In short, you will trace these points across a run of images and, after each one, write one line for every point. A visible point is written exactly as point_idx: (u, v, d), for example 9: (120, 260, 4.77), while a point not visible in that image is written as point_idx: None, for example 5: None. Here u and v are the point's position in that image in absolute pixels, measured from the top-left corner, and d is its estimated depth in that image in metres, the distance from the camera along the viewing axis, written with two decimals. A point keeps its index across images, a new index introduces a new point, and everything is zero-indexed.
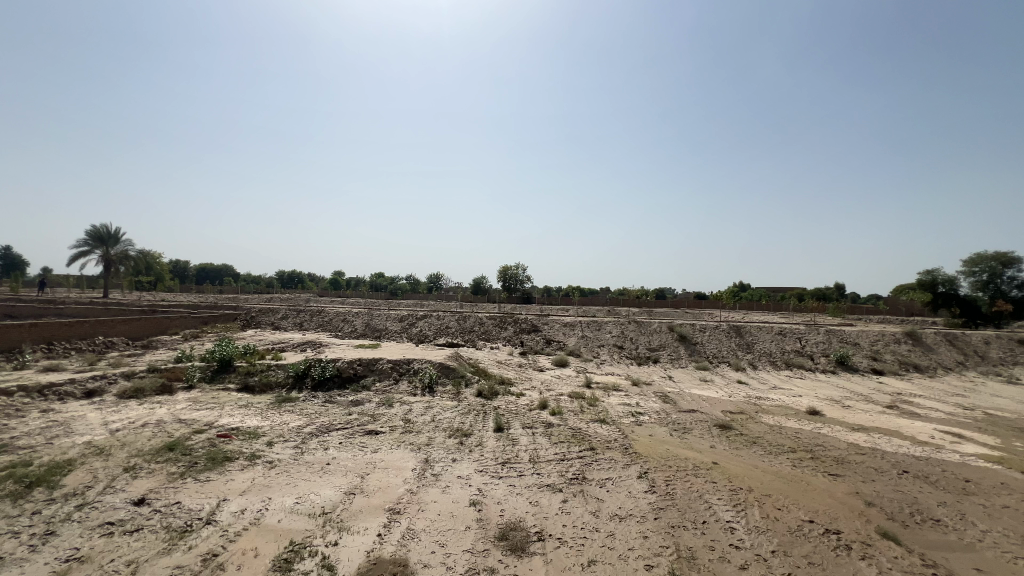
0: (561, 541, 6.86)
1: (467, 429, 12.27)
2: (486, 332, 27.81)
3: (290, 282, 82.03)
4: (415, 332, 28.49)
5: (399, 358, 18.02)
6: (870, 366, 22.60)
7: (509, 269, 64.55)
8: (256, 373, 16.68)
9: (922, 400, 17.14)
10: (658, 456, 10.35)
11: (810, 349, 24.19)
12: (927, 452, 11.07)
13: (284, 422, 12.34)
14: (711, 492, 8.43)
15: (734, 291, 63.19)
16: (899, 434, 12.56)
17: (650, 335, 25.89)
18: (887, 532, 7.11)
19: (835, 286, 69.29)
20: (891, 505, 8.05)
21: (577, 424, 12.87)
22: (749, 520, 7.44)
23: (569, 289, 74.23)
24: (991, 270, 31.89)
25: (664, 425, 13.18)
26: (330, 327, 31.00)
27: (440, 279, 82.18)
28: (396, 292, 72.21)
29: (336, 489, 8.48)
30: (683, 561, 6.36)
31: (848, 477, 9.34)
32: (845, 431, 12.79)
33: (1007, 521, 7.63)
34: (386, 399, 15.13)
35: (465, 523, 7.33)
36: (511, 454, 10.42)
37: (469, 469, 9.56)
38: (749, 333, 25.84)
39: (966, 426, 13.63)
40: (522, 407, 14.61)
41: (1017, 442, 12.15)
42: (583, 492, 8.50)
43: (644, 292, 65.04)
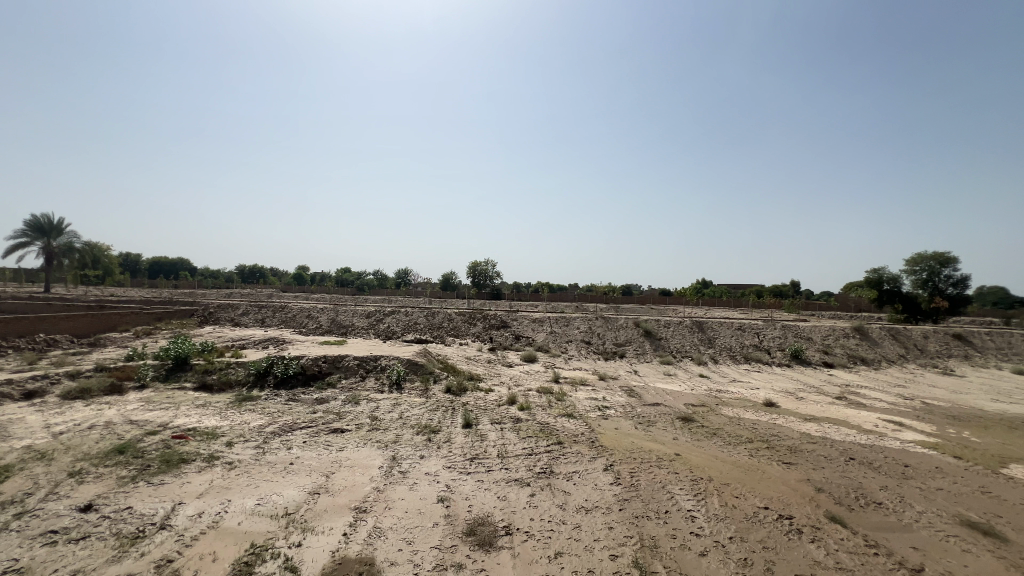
0: (528, 535, 6.93)
1: (435, 425, 12.22)
2: (455, 328, 27.66)
3: (251, 277, 79.01)
4: (382, 328, 28.05)
5: (366, 355, 17.72)
6: (821, 360, 23.81)
7: (480, 265, 64.72)
8: (214, 371, 16.06)
9: (867, 391, 18.25)
10: (623, 449, 10.61)
11: (767, 344, 25.27)
12: (872, 440, 11.80)
13: (245, 422, 11.93)
14: (674, 482, 8.73)
15: (697, 288, 65.03)
16: (846, 423, 13.33)
17: (617, 331, 26.41)
18: (834, 516, 7.54)
19: (792, 283, 72.59)
20: (839, 490, 8.54)
21: (545, 419, 13.02)
22: (709, 508, 7.73)
23: (538, 285, 74.53)
24: (930, 269, 34.44)
25: (630, 418, 13.50)
26: (294, 323, 30.12)
27: (409, 275, 81.22)
28: (364, 288, 70.73)
29: (300, 488, 8.29)
30: (646, 550, 6.55)
31: (799, 465, 9.85)
32: (798, 421, 13.45)
33: (942, 502, 8.21)
34: (352, 396, 14.87)
35: (432, 519, 7.31)
36: (479, 450, 10.45)
37: (437, 466, 9.53)
38: (710, 328, 26.75)
39: (906, 415, 14.59)
40: (491, 403, 14.67)
41: (951, 429, 13.10)
42: (550, 485, 8.62)
43: (611, 288, 66.07)
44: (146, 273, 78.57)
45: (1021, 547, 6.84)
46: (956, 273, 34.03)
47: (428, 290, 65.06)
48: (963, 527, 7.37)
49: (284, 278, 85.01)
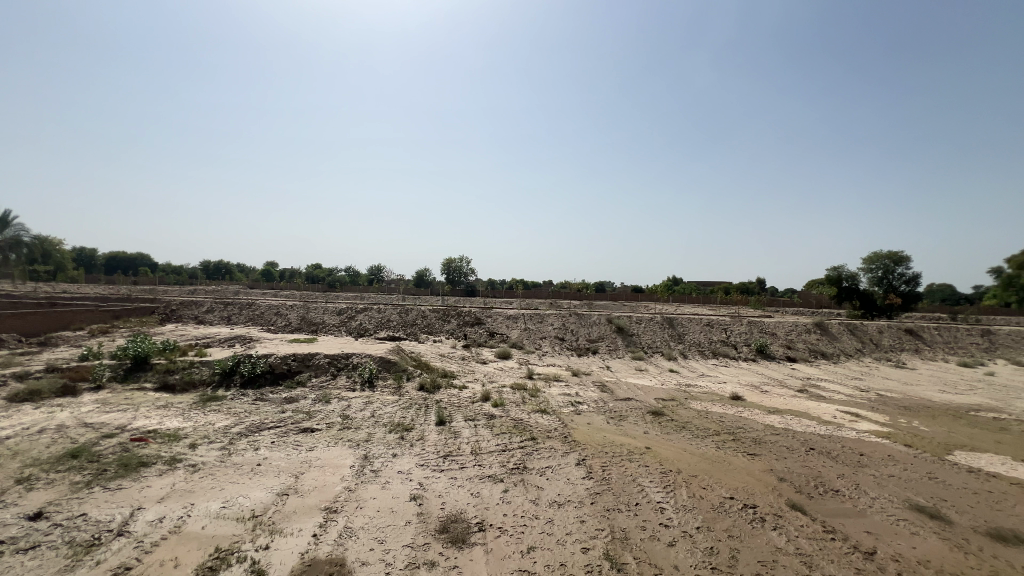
0: (501, 530, 6.97)
1: (408, 423, 12.11)
2: (429, 325, 27.45)
3: (216, 274, 76.28)
4: (354, 325, 27.55)
5: (337, 353, 17.39)
6: (784, 354, 24.71)
7: (454, 262, 64.63)
8: (176, 371, 15.46)
9: (827, 384, 19.06)
10: (595, 444, 10.76)
11: (734, 339, 26.04)
12: (830, 430, 12.34)
13: (210, 423, 11.55)
14: (644, 475, 8.92)
15: (668, 285, 66.34)
16: (807, 415, 13.90)
17: (590, 327, 26.72)
18: (795, 504, 7.86)
19: (757, 280, 75.07)
20: (800, 479, 8.91)
21: (518, 415, 13.08)
22: (678, 500, 7.94)
23: (513, 282, 74.64)
24: (885, 267, 36.09)
25: (602, 413, 13.70)
26: (262, 320, 29.31)
27: (382, 271, 80.03)
28: (335, 285, 69.32)
29: (268, 490, 8.09)
30: (617, 542, 6.67)
31: (763, 455, 10.22)
32: (762, 413, 13.94)
33: (893, 488, 8.67)
34: (323, 395, 14.58)
35: (405, 518, 7.25)
36: (452, 447, 10.43)
37: (410, 464, 9.45)
38: (680, 324, 27.37)
39: (862, 407, 15.31)
40: (465, 399, 14.65)
41: (902, 419, 13.82)
42: (524, 481, 8.68)
43: (585, 285, 66.73)
44: (102, 269, 75.01)
45: (964, 528, 7.30)
46: (909, 271, 35.84)
47: (400, 286, 64.25)
48: (913, 511, 7.80)
49: (252, 274, 82.50)
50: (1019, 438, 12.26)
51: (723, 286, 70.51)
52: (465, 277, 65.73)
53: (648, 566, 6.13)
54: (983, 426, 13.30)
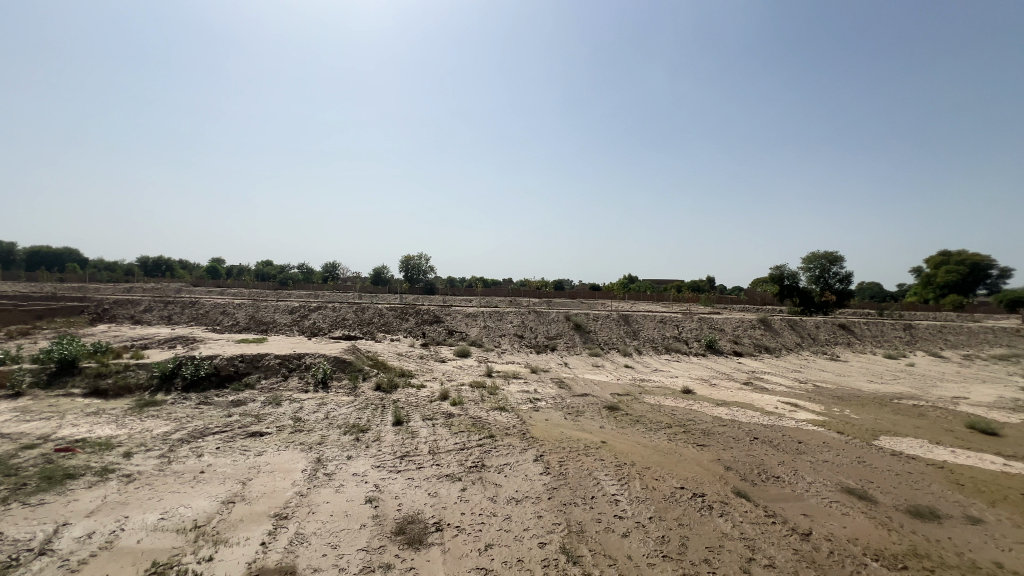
0: (459, 529, 6.93)
1: (364, 424, 11.82)
2: (386, 323, 26.90)
3: (156, 270, 71.44)
4: (307, 324, 26.58)
5: (289, 353, 16.74)
6: (731, 349, 25.96)
7: (413, 260, 63.85)
8: (109, 375, 14.38)
9: (770, 376, 20.20)
10: (553, 440, 10.89)
11: (686, 335, 27.11)
12: (772, 420, 13.09)
13: (147, 430, 10.82)
14: (600, 469, 9.13)
15: (624, 283, 68.24)
16: (752, 406, 14.66)
17: (549, 325, 27.00)
18: (740, 491, 8.27)
19: (707, 279, 78.46)
20: (744, 467, 9.40)
21: (477, 413, 13.06)
22: (632, 491, 8.18)
23: (473, 280, 74.48)
24: (821, 266, 38.49)
25: (560, 410, 13.89)
26: (206, 319, 27.78)
27: (337, 267, 77.71)
28: (286, 283, 66.68)
29: (212, 498, 7.68)
30: (573, 535, 6.79)
31: (711, 446, 10.69)
32: (711, 406, 14.59)
33: (826, 473, 9.30)
34: (273, 397, 13.97)
35: (360, 521, 7.07)
36: (410, 447, 10.26)
37: (365, 466, 9.24)
38: (635, 321, 28.18)
39: (801, 397, 16.33)
40: (423, 399, 14.46)
41: (835, 408, 14.85)
42: (481, 479, 8.69)
43: (543, 283, 67.52)
44: (23, 265, 68.71)
45: (888, 507, 7.92)
46: (843, 271, 38.34)
47: (357, 284, 62.66)
48: (844, 493, 8.39)
49: (195, 271, 78.00)
50: (934, 423, 13.44)
51: (675, 283, 73.20)
52: (424, 275, 65.07)
53: (603, 557, 6.27)
54: (904, 413, 14.51)
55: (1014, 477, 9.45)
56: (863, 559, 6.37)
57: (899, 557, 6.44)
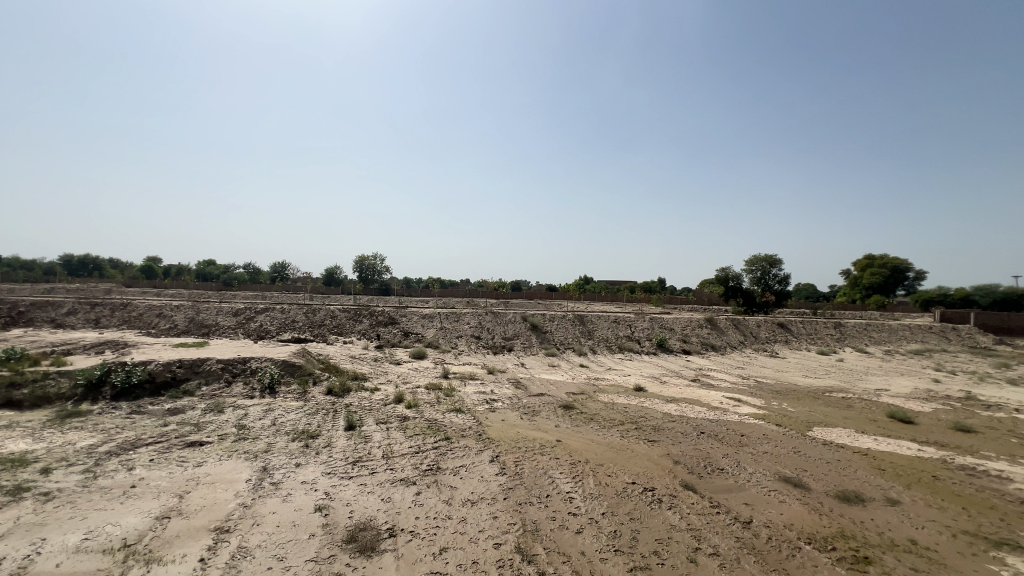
0: (413, 534, 6.82)
1: (314, 430, 11.39)
2: (338, 325, 26.07)
3: (81, 269, 65.87)
4: (253, 327, 25.31)
5: (233, 357, 15.88)
6: (680, 348, 27.06)
7: (367, 260, 62.48)
8: (25, 384, 13.11)
9: (715, 373, 21.19)
10: (509, 440, 10.91)
11: (638, 334, 27.98)
12: (718, 415, 13.73)
13: (69, 443, 9.93)
14: (555, 468, 9.24)
15: (581, 284, 69.66)
16: (699, 402, 15.32)
17: (505, 325, 27.06)
18: (687, 484, 8.61)
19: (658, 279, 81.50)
20: (691, 461, 9.80)
21: (433, 415, 12.91)
22: (586, 488, 8.35)
23: (429, 281, 73.61)
24: (762, 269, 40.71)
25: (516, 410, 13.94)
26: (140, 323, 25.87)
27: (287, 267, 74.69)
28: (231, 283, 63.38)
29: (145, 514, 7.16)
30: (528, 535, 6.83)
31: (661, 441, 11.09)
32: (662, 403, 15.12)
33: (766, 463, 9.85)
34: (214, 404, 13.20)
35: (309, 531, 6.81)
36: (363, 452, 9.98)
37: (315, 473, 8.90)
38: (590, 321, 28.77)
39: (744, 392, 17.24)
40: (377, 402, 14.11)
41: (774, 402, 15.77)
42: (437, 481, 8.59)
43: (501, 284, 67.72)
44: None
45: (820, 493, 8.49)
46: (781, 272, 40.75)
47: (308, 285, 60.26)
48: (781, 482, 8.93)
49: (126, 271, 72.41)
50: (860, 414, 14.55)
51: (628, 284, 75.35)
52: (379, 275, 63.66)
53: (557, 555, 6.35)
54: (835, 405, 15.60)
55: (927, 461, 10.38)
56: (798, 543, 6.79)
57: (829, 539, 6.92)
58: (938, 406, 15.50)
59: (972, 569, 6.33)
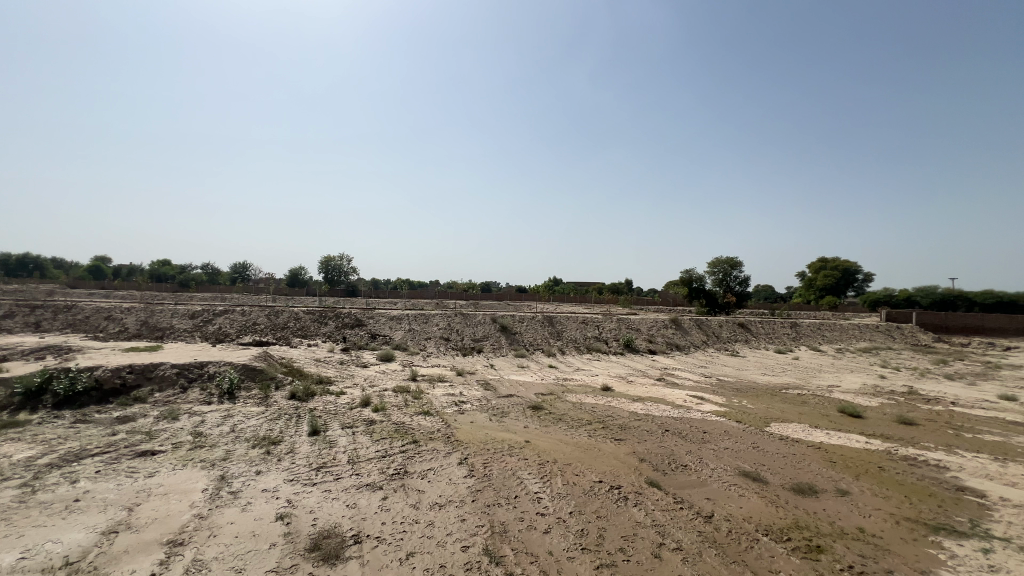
0: (379, 540, 6.69)
1: (276, 436, 11.03)
2: (303, 327, 25.31)
3: (19, 267, 61.54)
4: (211, 330, 24.28)
5: (189, 361, 15.20)
6: (647, 348, 27.66)
7: (333, 260, 61.18)
8: None
9: (680, 372, 21.76)
10: (478, 442, 10.87)
11: (606, 335, 28.42)
12: (682, 413, 14.09)
13: (4, 456, 9.25)
14: (523, 468, 9.28)
15: (550, 285, 70.23)
16: (664, 401, 15.69)
17: (475, 327, 26.97)
18: (652, 481, 8.81)
19: (625, 281, 83.36)
20: (656, 458, 10.03)
21: (400, 418, 12.71)
22: (554, 488, 8.41)
23: (398, 283, 72.53)
24: (724, 271, 42.03)
25: (485, 411, 13.91)
26: (86, 326, 24.38)
27: (248, 267, 72.19)
28: (187, 283, 60.71)
29: (90, 529, 6.75)
30: (496, 536, 6.82)
31: (628, 439, 11.30)
32: (629, 402, 15.40)
33: (727, 459, 10.19)
34: (168, 412, 12.57)
35: (269, 540, 6.58)
36: (327, 458, 9.74)
37: (277, 480, 8.62)
38: (559, 322, 29.02)
39: (706, 391, 17.75)
40: (343, 406, 13.78)
41: (734, 399, 16.31)
42: (404, 486, 8.46)
43: (471, 285, 67.50)
44: None
45: (777, 486, 8.84)
46: (742, 274, 42.20)
47: (270, 286, 58.27)
48: (740, 476, 9.25)
49: (72, 271, 68.24)
50: (814, 409, 15.26)
51: (596, 286, 76.49)
52: (346, 276, 62.33)
53: (525, 555, 6.36)
54: (791, 401, 16.29)
55: (874, 453, 10.99)
56: (756, 535, 7.05)
57: (785, 531, 7.21)
58: (883, 401, 16.44)
59: (913, 553, 6.73)
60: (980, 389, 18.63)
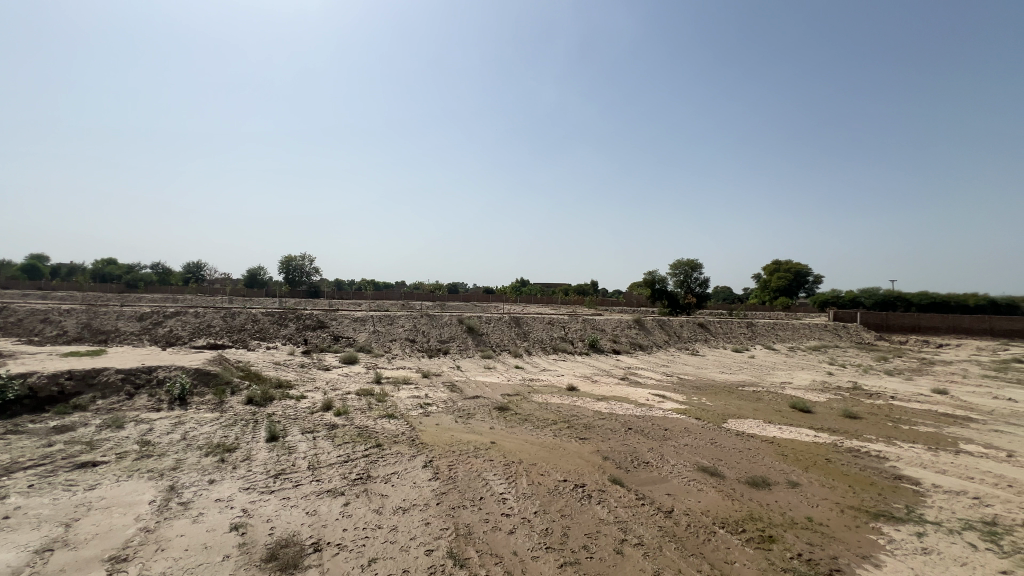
0: (340, 547, 6.52)
1: (231, 443, 10.58)
2: (261, 330, 24.37)
3: None
4: (161, 333, 23.03)
5: (136, 366, 14.39)
6: (611, 348, 28.19)
7: (294, 259, 59.45)
8: None
9: (643, 371, 22.29)
10: (443, 444, 10.77)
11: (571, 335, 28.78)
12: (644, 411, 14.43)
13: None
14: (488, 469, 9.27)
15: (517, 286, 70.58)
16: (628, 399, 16.02)
17: (441, 328, 26.76)
18: (615, 478, 8.99)
19: (590, 283, 84.83)
20: (619, 456, 10.23)
21: (363, 422, 12.45)
22: (519, 488, 8.44)
23: (362, 283, 71.00)
24: (685, 273, 43.36)
25: (450, 413, 13.80)
26: (19, 330, 22.65)
27: (202, 267, 69.13)
28: (136, 283, 57.50)
29: (20, 548, 6.26)
30: (461, 539, 6.77)
31: (592, 438, 11.47)
32: (593, 401, 15.63)
33: (686, 455, 10.50)
34: (113, 419, 11.85)
35: (223, 552, 6.30)
36: (286, 464, 9.42)
37: (232, 489, 8.26)
38: (525, 323, 29.16)
39: (668, 389, 18.26)
40: (303, 411, 13.36)
41: (694, 397, 16.83)
42: (367, 490, 8.28)
43: (438, 286, 66.90)
44: None
45: (733, 480, 9.18)
46: (702, 276, 43.66)
47: (226, 287, 55.87)
48: (699, 471, 9.55)
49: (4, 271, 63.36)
50: (768, 405, 15.94)
51: (563, 287, 77.41)
52: (308, 276, 60.64)
53: (489, 557, 6.35)
54: (747, 398, 16.96)
55: (821, 446, 11.58)
56: (713, 528, 7.30)
57: (740, 523, 7.49)
58: (830, 396, 17.37)
59: (856, 539, 7.14)
60: (917, 384, 19.94)
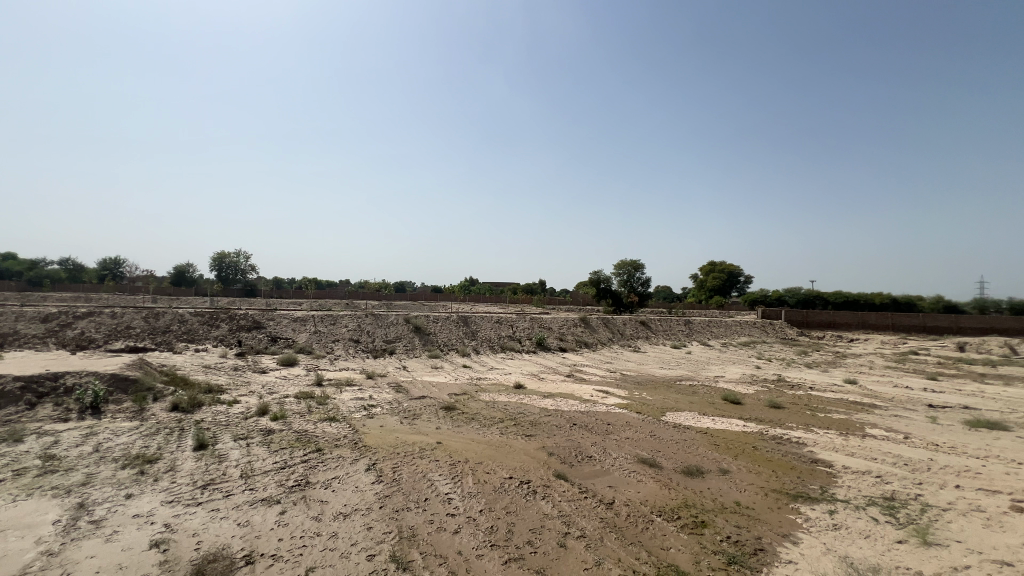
0: (276, 557, 6.21)
1: (153, 453, 9.77)
2: (188, 331, 22.69)
3: None
4: (70, 335, 20.86)
5: (39, 373, 12.94)
6: (558, 346, 28.69)
7: (227, 257, 55.82)
8: None
9: (588, 368, 22.88)
10: (387, 446, 10.51)
11: (519, 334, 28.99)
12: (588, 407, 14.80)
13: None
14: (434, 469, 9.16)
15: (466, 286, 68.55)
16: (573, 396, 16.37)
17: (386, 327, 26.08)
18: (559, 473, 9.16)
19: (539, 283, 85.77)
20: (564, 451, 10.43)
21: (302, 426, 11.91)
22: (464, 487, 8.40)
23: (303, 283, 67.67)
24: (629, 273, 44.92)
25: (395, 414, 13.50)
26: None
27: (121, 265, 63.38)
28: (40, 281, 51.62)
29: None
30: (404, 542, 6.64)
31: (537, 435, 11.61)
32: (540, 399, 15.82)
33: (627, 448, 10.88)
34: (9, 433, 10.57)
35: (141, 572, 5.81)
36: (216, 473, 8.83)
37: (153, 503, 7.64)
38: (474, 322, 29.04)
39: (611, 385, 18.84)
40: (236, 416, 12.59)
41: (635, 392, 17.49)
42: (305, 497, 7.93)
43: (385, 286, 64.93)
44: None
45: (670, 470, 9.63)
46: (644, 277, 45.48)
47: (148, 286, 50.28)
48: (639, 463, 9.93)
49: None
50: (702, 398, 16.86)
51: (511, 287, 77.73)
52: (244, 275, 57.09)
53: (434, 558, 6.27)
54: (684, 392, 17.85)
55: (749, 435, 12.39)
56: (651, 516, 7.61)
57: (675, 511, 7.86)
58: (757, 388, 18.63)
59: (778, 519, 7.71)
60: (831, 375, 21.83)
